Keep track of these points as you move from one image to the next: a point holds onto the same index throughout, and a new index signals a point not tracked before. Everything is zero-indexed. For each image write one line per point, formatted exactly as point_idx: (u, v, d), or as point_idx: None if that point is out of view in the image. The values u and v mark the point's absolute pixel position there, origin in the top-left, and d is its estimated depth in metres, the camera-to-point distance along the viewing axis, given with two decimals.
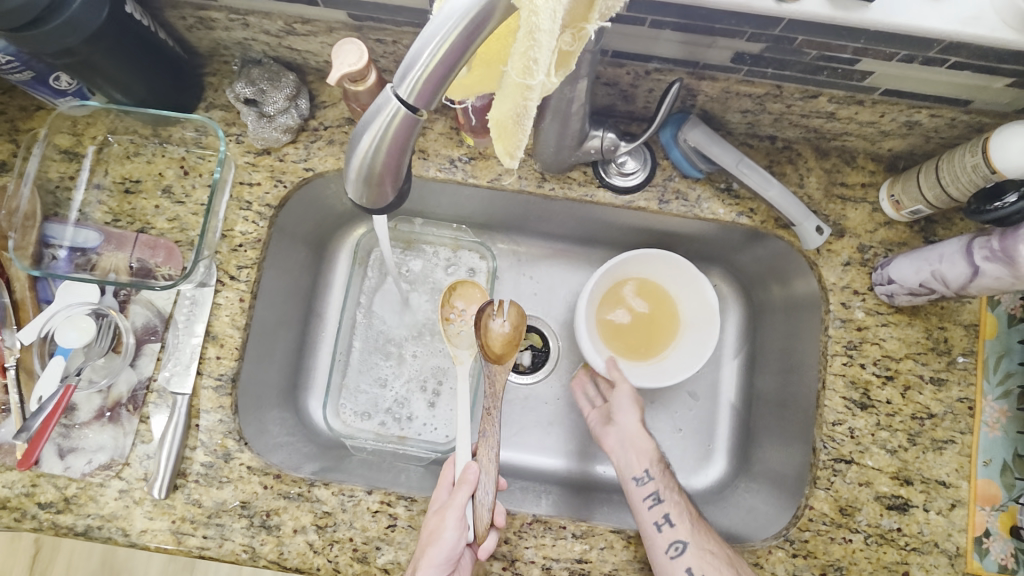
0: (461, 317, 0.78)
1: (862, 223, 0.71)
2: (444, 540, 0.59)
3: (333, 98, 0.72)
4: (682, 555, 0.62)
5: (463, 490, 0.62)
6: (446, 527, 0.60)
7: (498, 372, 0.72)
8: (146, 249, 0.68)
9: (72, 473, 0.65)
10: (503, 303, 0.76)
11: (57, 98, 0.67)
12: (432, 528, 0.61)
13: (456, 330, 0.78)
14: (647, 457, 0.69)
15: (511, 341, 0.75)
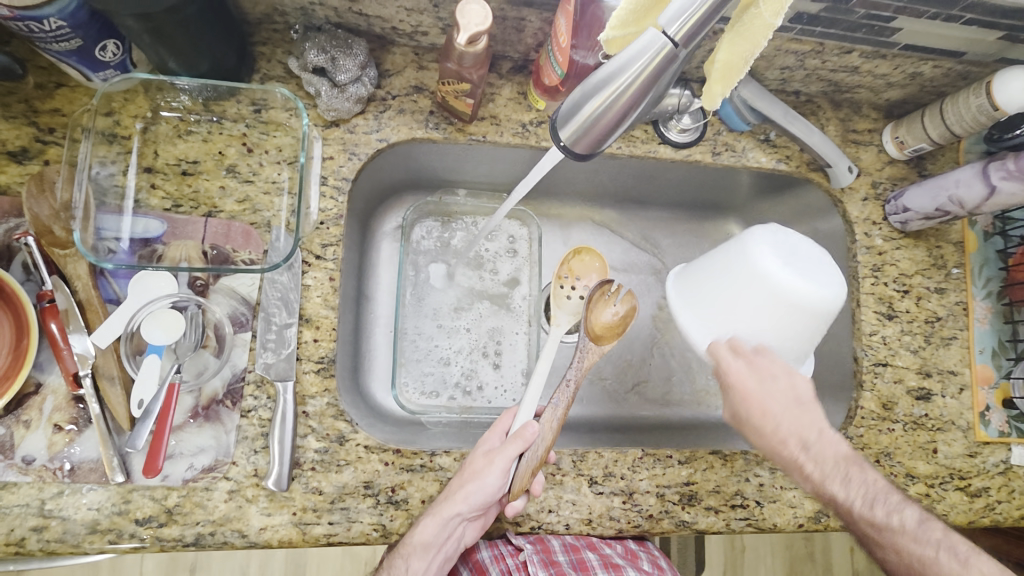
0: (572, 283, 0.81)
1: (872, 163, 0.82)
2: (486, 482, 0.61)
3: (397, 67, 0.71)
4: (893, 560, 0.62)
5: (515, 445, 0.63)
6: (489, 472, 0.62)
7: (591, 350, 0.74)
8: (220, 234, 0.63)
9: (171, 482, 0.59)
10: (618, 293, 0.77)
11: (96, 72, 0.59)
12: (477, 467, 0.63)
13: (564, 294, 0.80)
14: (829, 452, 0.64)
15: (614, 328, 0.75)
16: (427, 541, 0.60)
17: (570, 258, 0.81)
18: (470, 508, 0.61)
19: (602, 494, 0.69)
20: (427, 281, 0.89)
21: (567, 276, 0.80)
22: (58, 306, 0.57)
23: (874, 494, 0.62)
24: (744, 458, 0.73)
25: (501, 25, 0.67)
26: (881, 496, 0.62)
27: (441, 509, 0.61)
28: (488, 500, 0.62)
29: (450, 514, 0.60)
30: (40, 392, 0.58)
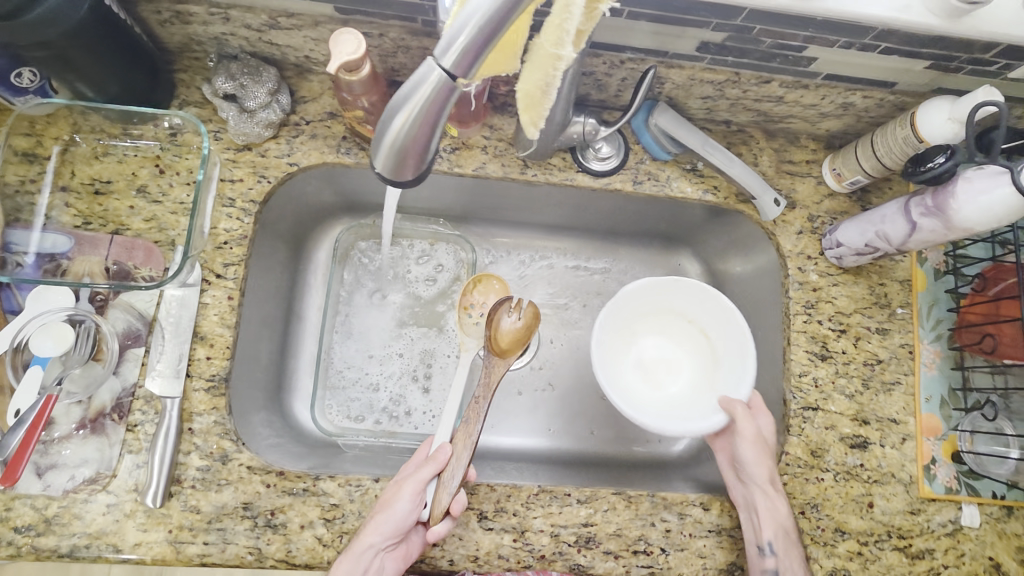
0: (477, 309, 0.82)
1: (809, 195, 0.79)
2: (396, 510, 0.61)
3: (313, 94, 0.73)
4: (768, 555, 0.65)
5: (429, 467, 0.63)
6: (400, 498, 0.62)
7: (496, 365, 0.74)
8: (123, 251, 0.66)
9: (52, 492, 0.60)
10: (521, 303, 0.77)
11: (16, 96, 0.63)
12: (387, 497, 0.63)
13: (473, 320, 0.80)
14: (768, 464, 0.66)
15: (520, 339, 0.76)
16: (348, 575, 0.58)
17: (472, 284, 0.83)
18: (383, 537, 0.60)
19: (492, 530, 0.66)
20: (361, 303, 0.90)
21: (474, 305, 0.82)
22: None
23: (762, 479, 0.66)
24: (650, 501, 0.69)
25: (406, 54, 0.68)
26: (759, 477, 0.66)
27: (356, 543, 0.60)
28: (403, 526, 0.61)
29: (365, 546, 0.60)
30: None
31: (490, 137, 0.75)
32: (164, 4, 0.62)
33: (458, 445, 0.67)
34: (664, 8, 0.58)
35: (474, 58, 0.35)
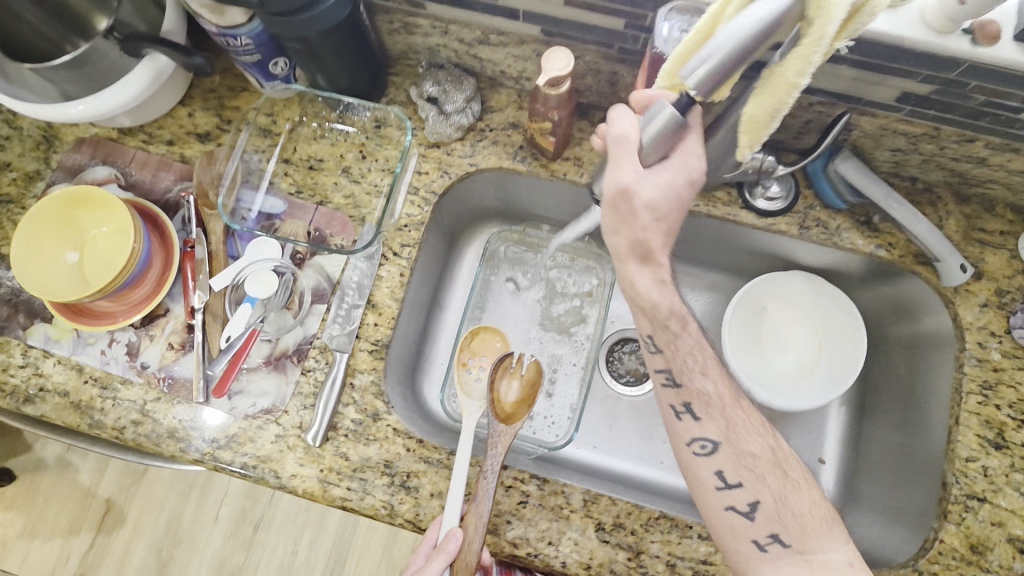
0: (473, 364, 0.82)
1: (999, 268, 0.73)
2: None
3: (500, 105, 0.80)
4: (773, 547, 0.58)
5: (438, 560, 0.61)
6: None
7: (500, 430, 0.71)
8: (324, 220, 0.76)
9: (236, 414, 0.70)
10: (522, 364, 0.78)
11: (267, 81, 0.75)
12: None
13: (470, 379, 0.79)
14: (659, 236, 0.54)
15: (523, 402, 0.76)
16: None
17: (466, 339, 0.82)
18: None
19: (607, 543, 0.66)
20: (500, 303, 0.95)
21: (471, 361, 0.82)
22: (196, 251, 0.73)
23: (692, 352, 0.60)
24: None
25: (595, 77, 0.73)
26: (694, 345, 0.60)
27: None
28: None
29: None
30: (166, 315, 0.72)
31: None
32: (398, 16, 0.72)
33: (469, 526, 0.63)
34: (870, 55, 0.58)
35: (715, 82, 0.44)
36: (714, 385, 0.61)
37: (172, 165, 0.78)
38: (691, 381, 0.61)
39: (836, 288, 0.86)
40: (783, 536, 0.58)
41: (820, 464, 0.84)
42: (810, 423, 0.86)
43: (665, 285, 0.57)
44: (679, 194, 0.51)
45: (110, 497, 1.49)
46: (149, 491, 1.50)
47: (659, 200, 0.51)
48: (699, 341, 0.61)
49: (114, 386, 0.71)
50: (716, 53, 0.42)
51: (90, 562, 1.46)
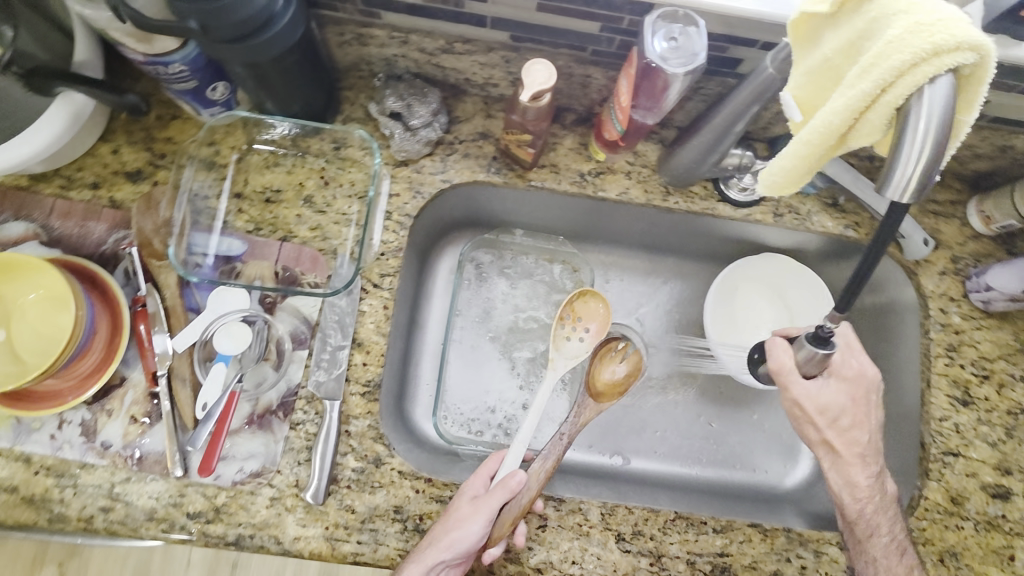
0: (574, 325, 0.81)
1: (953, 236, 0.78)
2: (469, 532, 0.60)
3: (467, 114, 0.75)
4: None
5: (500, 494, 0.62)
6: (475, 519, 0.61)
7: (589, 406, 0.77)
8: (291, 257, 0.69)
9: (222, 482, 0.64)
10: (626, 348, 0.81)
11: (205, 108, 0.68)
12: (459, 515, 0.62)
13: (564, 335, 0.80)
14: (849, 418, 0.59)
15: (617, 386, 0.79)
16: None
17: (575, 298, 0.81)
18: (453, 556, 0.59)
19: (629, 552, 0.67)
20: (477, 314, 0.91)
21: (570, 317, 0.81)
22: (148, 310, 0.65)
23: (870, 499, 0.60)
24: (786, 536, 0.69)
25: (567, 80, 0.70)
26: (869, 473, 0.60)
27: (425, 552, 0.60)
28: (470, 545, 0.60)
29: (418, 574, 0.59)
30: (123, 385, 0.65)
31: (633, 163, 0.76)
32: (349, 27, 0.65)
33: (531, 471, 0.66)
34: None
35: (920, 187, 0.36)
36: (885, 556, 0.60)
37: (101, 212, 0.68)
38: (864, 547, 0.61)
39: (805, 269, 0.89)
40: None
41: None
42: None
43: (855, 486, 0.60)
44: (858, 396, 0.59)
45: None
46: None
47: (831, 405, 0.58)
48: (887, 543, 0.60)
49: (73, 472, 0.63)
50: (923, 160, 0.34)
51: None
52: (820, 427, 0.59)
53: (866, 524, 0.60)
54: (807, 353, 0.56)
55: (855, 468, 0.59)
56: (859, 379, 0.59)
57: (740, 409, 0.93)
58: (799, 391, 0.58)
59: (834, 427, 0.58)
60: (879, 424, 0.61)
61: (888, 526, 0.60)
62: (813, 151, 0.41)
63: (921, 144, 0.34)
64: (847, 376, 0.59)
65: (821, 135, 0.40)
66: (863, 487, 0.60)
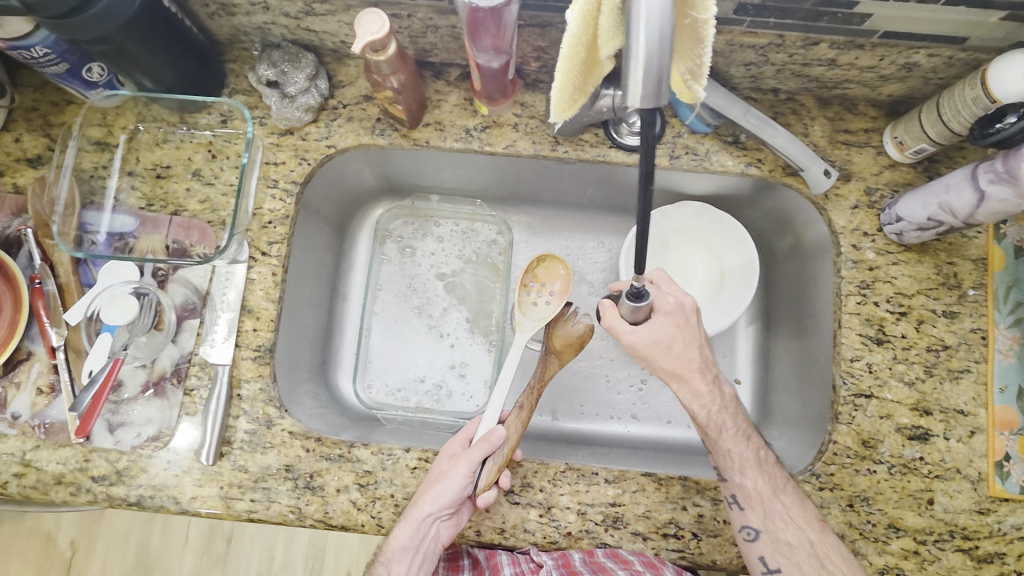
0: (539, 289, 0.82)
1: (867, 166, 0.73)
2: (451, 482, 0.63)
3: (350, 77, 0.75)
4: (756, 540, 0.63)
5: (480, 448, 0.64)
6: (455, 473, 0.63)
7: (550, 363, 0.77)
8: (181, 230, 0.72)
9: (122, 446, 0.67)
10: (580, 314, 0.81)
11: (89, 90, 0.69)
12: (442, 469, 0.65)
13: (530, 300, 0.81)
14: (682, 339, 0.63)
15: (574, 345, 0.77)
16: (400, 543, 0.63)
17: (535, 265, 0.82)
18: (441, 507, 0.62)
19: (519, 504, 0.67)
20: (400, 282, 0.92)
21: (532, 283, 0.82)
22: (46, 287, 0.68)
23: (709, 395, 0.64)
24: (681, 485, 0.68)
25: (436, 34, 0.69)
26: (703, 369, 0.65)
27: (414, 509, 0.63)
28: (455, 497, 0.63)
29: (407, 537, 0.62)
30: (29, 359, 0.68)
31: (521, 115, 0.75)
32: None
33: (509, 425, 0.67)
34: None
35: (657, 84, 0.36)
36: (734, 445, 0.65)
37: (4, 198, 0.71)
38: (718, 445, 0.65)
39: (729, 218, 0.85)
40: (740, 495, 0.64)
41: (736, 385, 0.86)
42: (723, 345, 0.88)
43: (698, 393, 0.64)
44: (677, 319, 0.64)
45: (73, 538, 1.43)
46: (111, 524, 1.45)
47: (662, 338, 0.63)
48: (735, 435, 0.65)
49: None
50: (640, 64, 0.35)
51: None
52: (660, 362, 0.64)
53: (716, 422, 0.65)
54: (627, 306, 0.62)
55: (696, 380, 0.64)
56: (679, 311, 0.64)
57: None
58: (631, 337, 0.64)
59: (670, 357, 0.63)
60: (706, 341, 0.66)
61: (731, 419, 0.65)
62: (575, 67, 0.44)
63: (634, 45, 0.35)
64: (668, 311, 0.64)
65: (573, 48, 0.42)
66: (708, 393, 0.64)
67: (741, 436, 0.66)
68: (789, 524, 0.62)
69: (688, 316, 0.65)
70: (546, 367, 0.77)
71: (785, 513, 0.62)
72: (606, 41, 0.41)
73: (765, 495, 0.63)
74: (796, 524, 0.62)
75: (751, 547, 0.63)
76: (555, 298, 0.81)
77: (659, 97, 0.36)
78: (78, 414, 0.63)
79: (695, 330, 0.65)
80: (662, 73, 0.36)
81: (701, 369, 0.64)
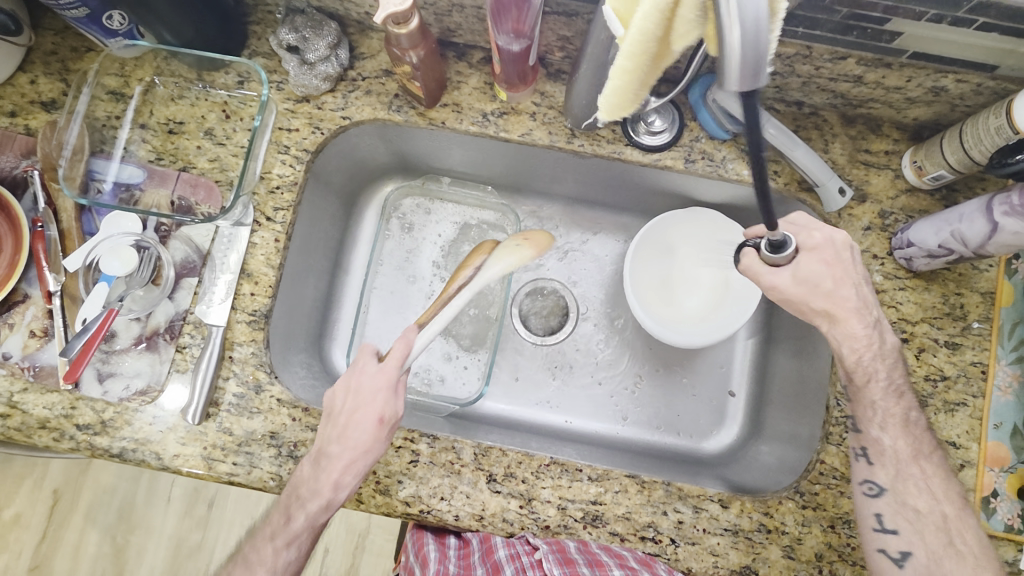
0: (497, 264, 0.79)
1: (884, 189, 0.72)
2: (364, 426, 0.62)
3: (372, 50, 0.75)
4: (876, 497, 0.62)
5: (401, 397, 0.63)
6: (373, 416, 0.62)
7: None
8: (188, 186, 0.71)
9: (109, 398, 0.67)
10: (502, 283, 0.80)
11: (109, 38, 0.69)
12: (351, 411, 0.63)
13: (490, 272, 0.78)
14: (841, 279, 0.60)
15: None
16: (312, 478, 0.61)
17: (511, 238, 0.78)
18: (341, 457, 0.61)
19: (500, 493, 0.66)
20: (401, 260, 0.92)
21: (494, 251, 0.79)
22: (47, 231, 0.68)
23: (866, 341, 0.61)
24: (664, 490, 0.67)
25: (462, 13, 0.68)
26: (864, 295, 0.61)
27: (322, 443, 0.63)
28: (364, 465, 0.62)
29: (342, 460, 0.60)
30: (25, 302, 0.68)
31: (540, 104, 0.74)
32: None
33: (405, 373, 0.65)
34: None
35: (755, 62, 0.35)
36: (883, 398, 0.63)
37: (14, 139, 0.71)
38: (862, 395, 0.63)
39: (739, 229, 0.84)
40: (871, 450, 0.63)
41: (731, 397, 0.88)
42: (722, 355, 0.89)
43: (853, 336, 0.61)
44: (824, 256, 0.60)
45: (55, 488, 1.45)
46: (97, 479, 1.45)
47: (811, 276, 0.60)
48: (885, 387, 0.62)
49: None
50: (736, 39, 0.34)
51: (44, 554, 1.41)
52: (810, 301, 0.61)
53: (864, 370, 0.62)
54: (767, 253, 0.60)
55: (852, 321, 0.61)
56: (830, 246, 0.61)
57: (671, 372, 0.90)
58: (772, 280, 0.61)
59: (819, 295, 0.60)
60: (862, 282, 0.62)
61: (885, 370, 0.63)
62: (638, 62, 0.44)
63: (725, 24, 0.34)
64: (815, 247, 0.61)
65: (641, 43, 0.42)
66: (862, 337, 0.61)
67: (894, 390, 0.63)
68: (921, 490, 0.61)
69: (839, 252, 0.61)
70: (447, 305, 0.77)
71: (916, 477, 0.61)
72: (682, 30, 0.41)
73: (903, 453, 0.62)
74: (925, 494, 0.61)
75: (870, 502, 0.62)
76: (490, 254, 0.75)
77: (759, 77, 0.35)
78: (67, 359, 0.63)
79: (851, 268, 0.61)
80: (760, 46, 0.34)
81: (857, 308, 0.60)
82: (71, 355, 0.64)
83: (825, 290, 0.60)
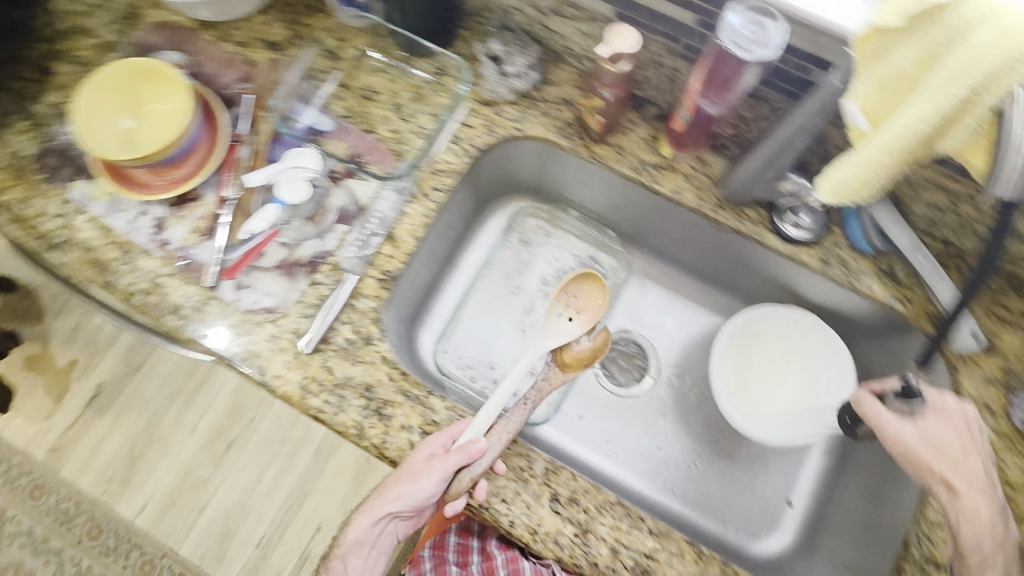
0: (569, 301, 0.81)
1: (1014, 347, 0.72)
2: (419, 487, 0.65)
3: (560, 79, 0.80)
4: None
5: (457, 455, 0.64)
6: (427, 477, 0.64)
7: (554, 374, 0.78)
8: (365, 147, 0.79)
9: (239, 305, 0.73)
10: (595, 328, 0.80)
11: (343, 7, 0.80)
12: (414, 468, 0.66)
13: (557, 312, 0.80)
14: (967, 451, 0.63)
15: (585, 360, 0.79)
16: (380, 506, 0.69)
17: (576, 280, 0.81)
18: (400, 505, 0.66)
19: (559, 514, 0.67)
20: (512, 272, 0.96)
21: (568, 296, 0.81)
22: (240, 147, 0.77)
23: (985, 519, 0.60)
24: (720, 568, 0.66)
25: (656, 69, 0.74)
26: (987, 475, 0.63)
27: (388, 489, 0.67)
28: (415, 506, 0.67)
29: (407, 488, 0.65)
30: (197, 201, 0.76)
31: (696, 169, 0.77)
32: None
33: (495, 435, 0.68)
34: None
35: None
36: None
37: (236, 65, 0.82)
38: None
39: (835, 336, 0.83)
40: None
41: (787, 506, 0.86)
42: (788, 462, 0.88)
43: (974, 516, 0.60)
44: (953, 424, 0.64)
45: (101, 382, 1.66)
46: (135, 389, 1.65)
47: (936, 438, 0.63)
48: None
49: (135, 253, 0.75)
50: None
51: (67, 439, 1.62)
52: (936, 462, 0.62)
53: (981, 555, 0.59)
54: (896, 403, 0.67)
55: (977, 496, 0.61)
56: (961, 416, 0.64)
57: (734, 462, 0.88)
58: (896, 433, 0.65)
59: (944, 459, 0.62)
60: (989, 464, 0.64)
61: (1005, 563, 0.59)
62: (896, 158, 0.50)
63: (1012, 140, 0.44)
64: (945, 412, 0.65)
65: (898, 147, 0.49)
66: (986, 519, 0.60)
67: None
68: None
69: (971, 427, 0.64)
70: (548, 379, 0.77)
71: None
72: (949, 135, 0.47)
73: None
74: None
75: None
76: (579, 318, 0.80)
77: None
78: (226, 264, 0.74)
79: (974, 440, 0.64)
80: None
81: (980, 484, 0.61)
82: (229, 261, 0.74)
83: (948, 460, 0.62)
